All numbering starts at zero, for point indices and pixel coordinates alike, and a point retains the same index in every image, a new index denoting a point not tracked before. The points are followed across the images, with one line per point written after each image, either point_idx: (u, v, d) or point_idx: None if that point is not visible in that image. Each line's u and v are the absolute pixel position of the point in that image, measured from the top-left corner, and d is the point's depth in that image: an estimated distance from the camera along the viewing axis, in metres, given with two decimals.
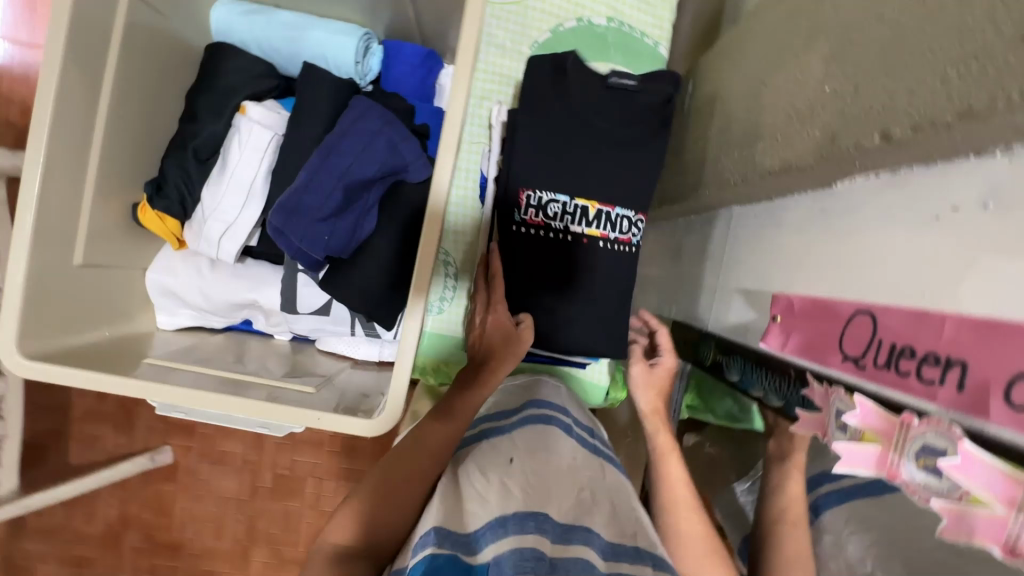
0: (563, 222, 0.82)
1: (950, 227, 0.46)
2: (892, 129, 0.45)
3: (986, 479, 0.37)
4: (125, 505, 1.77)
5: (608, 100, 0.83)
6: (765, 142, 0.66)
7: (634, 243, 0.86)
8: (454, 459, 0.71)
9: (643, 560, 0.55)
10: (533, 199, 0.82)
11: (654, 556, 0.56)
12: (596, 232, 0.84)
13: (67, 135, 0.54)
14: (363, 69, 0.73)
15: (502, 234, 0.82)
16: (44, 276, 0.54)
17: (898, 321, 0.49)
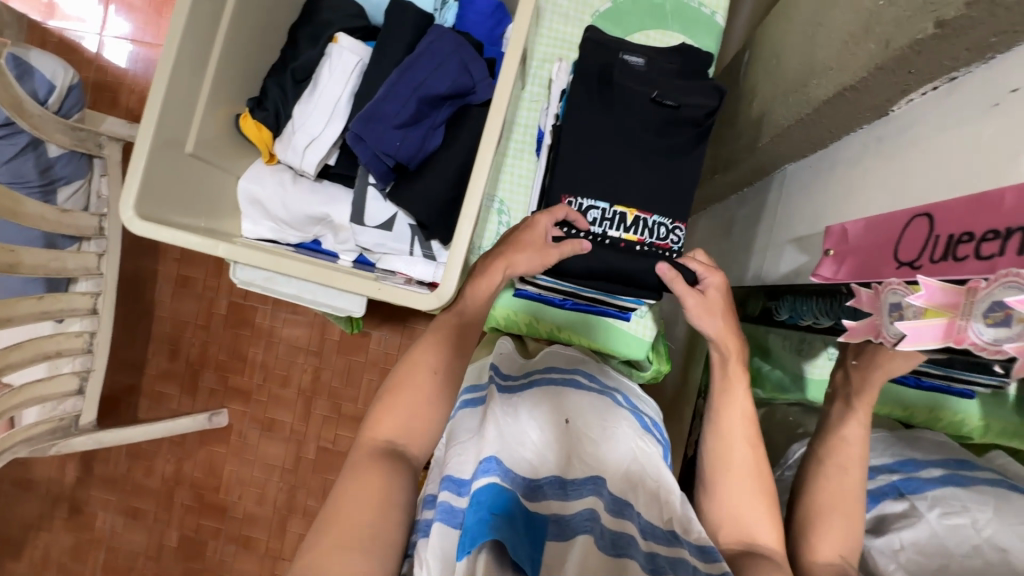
0: (601, 227, 0.81)
1: (1010, 109, 0.46)
2: (946, 13, 0.47)
3: None
4: (181, 462, 1.88)
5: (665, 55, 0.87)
6: (820, 75, 0.68)
7: (673, 250, 0.82)
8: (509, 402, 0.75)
9: (677, 542, 0.62)
10: (573, 205, 0.81)
11: (687, 540, 0.62)
12: (633, 238, 0.82)
13: (195, 38, 0.64)
14: (440, 18, 0.80)
15: None
16: (160, 155, 0.64)
17: (957, 212, 0.49)
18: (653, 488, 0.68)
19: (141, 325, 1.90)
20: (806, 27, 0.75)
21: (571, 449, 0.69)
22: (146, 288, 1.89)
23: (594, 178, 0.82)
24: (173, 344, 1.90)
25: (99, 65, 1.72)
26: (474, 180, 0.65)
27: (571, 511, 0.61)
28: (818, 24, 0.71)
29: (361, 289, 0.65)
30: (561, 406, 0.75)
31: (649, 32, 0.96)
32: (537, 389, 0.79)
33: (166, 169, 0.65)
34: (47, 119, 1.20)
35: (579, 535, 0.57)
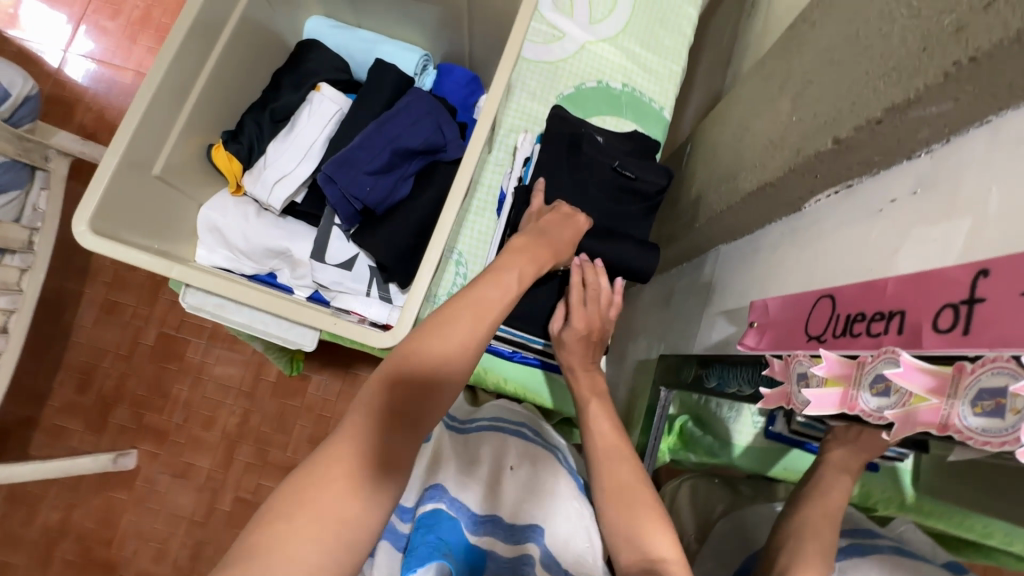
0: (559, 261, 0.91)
1: (890, 214, 0.56)
2: (840, 133, 0.57)
3: (924, 379, 0.40)
4: (72, 508, 1.68)
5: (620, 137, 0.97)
6: (747, 171, 0.78)
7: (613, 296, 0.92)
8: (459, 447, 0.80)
9: None
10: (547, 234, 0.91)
11: None
12: None
13: (180, 69, 0.67)
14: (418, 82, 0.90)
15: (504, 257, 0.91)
16: (126, 174, 0.64)
17: (853, 295, 0.57)
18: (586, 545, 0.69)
19: (53, 350, 1.75)
20: (736, 130, 0.87)
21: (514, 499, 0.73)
22: (66, 311, 1.76)
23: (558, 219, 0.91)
24: (86, 374, 1.75)
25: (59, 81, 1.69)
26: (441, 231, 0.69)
27: (512, 555, 0.65)
28: (746, 129, 0.83)
29: (316, 321, 0.65)
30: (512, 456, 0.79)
31: (605, 117, 1.07)
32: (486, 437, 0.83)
33: (129, 188, 0.65)
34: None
35: None
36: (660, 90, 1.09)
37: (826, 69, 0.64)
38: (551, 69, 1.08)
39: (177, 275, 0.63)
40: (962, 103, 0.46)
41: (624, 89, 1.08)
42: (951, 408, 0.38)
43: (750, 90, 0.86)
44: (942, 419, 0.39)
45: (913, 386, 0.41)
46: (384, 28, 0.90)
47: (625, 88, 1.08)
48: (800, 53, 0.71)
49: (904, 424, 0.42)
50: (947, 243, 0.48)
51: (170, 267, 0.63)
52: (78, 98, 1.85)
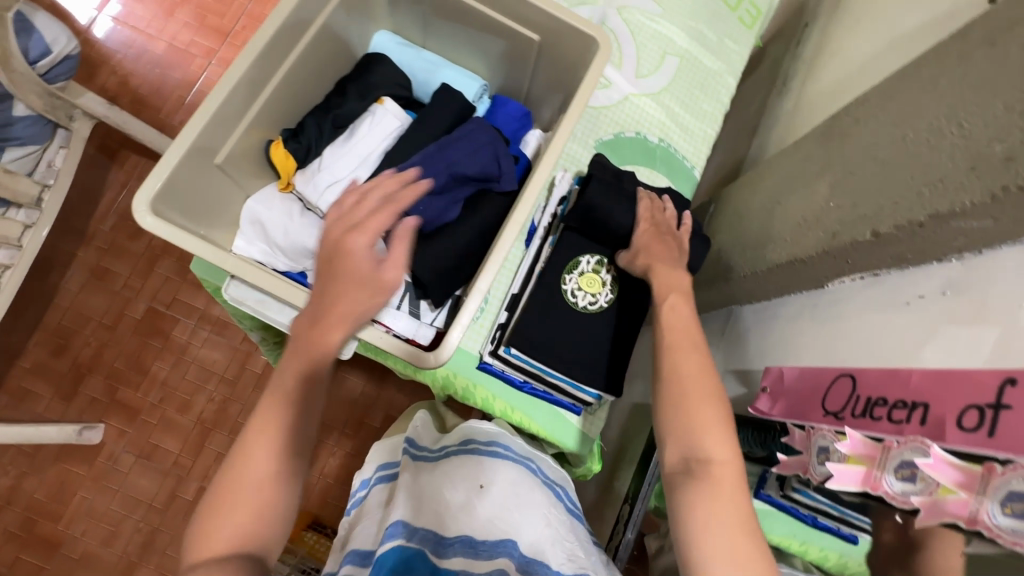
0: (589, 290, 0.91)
1: (917, 309, 0.61)
2: (879, 228, 0.62)
3: (952, 473, 0.44)
4: (24, 477, 1.60)
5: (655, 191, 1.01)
6: (776, 243, 0.83)
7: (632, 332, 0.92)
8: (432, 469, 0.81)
9: None
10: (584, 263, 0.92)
11: None
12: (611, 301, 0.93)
13: (261, 67, 0.68)
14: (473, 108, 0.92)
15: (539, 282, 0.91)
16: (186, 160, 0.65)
17: (874, 380, 0.60)
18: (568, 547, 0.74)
19: (32, 310, 1.68)
20: (767, 202, 0.92)
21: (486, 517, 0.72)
22: (54, 272, 1.71)
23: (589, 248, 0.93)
24: (63, 339, 1.68)
25: None
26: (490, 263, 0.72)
27: (485, 569, 0.65)
28: (778, 203, 0.87)
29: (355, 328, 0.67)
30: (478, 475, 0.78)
31: (639, 167, 1.11)
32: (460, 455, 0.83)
33: (191, 174, 0.66)
34: (27, 80, 1.14)
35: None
36: (693, 150, 1.14)
37: (867, 165, 0.69)
38: (594, 114, 1.12)
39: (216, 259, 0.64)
40: (1000, 223, 0.51)
41: (659, 143, 1.13)
42: (981, 505, 0.42)
43: (785, 166, 0.91)
44: (971, 512, 0.42)
45: (941, 479, 0.44)
46: (448, 53, 0.94)
47: (661, 142, 1.13)
48: (840, 145, 0.77)
49: (930, 511, 0.45)
50: (976, 348, 0.52)
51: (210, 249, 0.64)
52: (104, 61, 1.83)
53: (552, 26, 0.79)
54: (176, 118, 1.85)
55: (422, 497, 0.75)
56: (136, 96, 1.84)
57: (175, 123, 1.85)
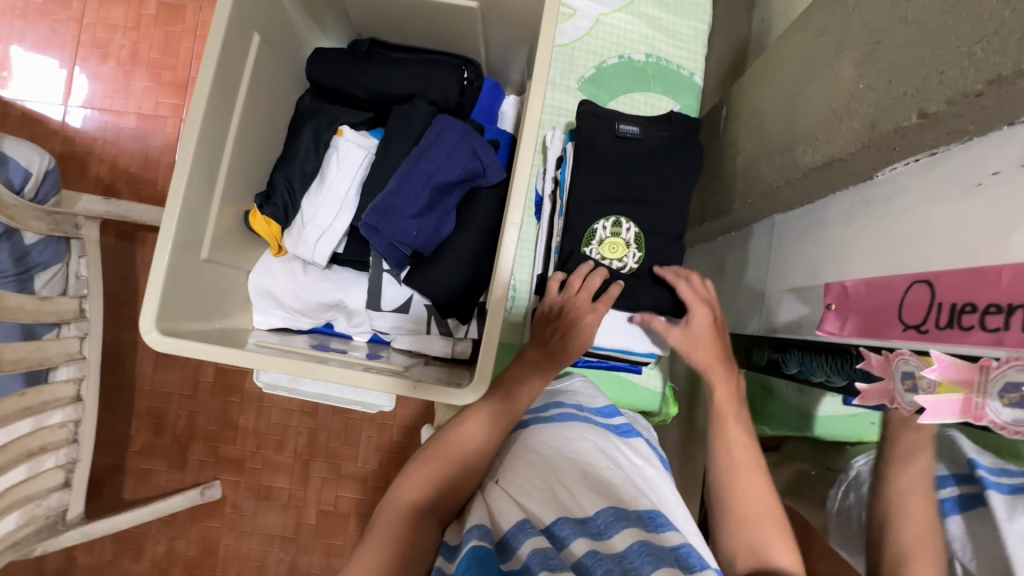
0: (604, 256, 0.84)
1: (991, 190, 0.52)
2: (928, 107, 0.51)
3: None
4: (172, 542, 1.78)
5: (618, 148, 0.86)
6: (805, 144, 0.73)
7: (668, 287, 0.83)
8: (524, 442, 0.75)
9: (643, 523, 0.61)
10: (605, 228, 0.84)
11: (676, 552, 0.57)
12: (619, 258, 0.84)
13: (210, 147, 0.64)
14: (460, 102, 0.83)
15: (565, 263, 0.84)
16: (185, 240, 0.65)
17: (955, 282, 0.53)
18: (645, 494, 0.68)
19: (121, 400, 1.80)
20: (784, 94, 0.80)
21: (570, 489, 0.66)
22: (127, 361, 1.80)
23: (603, 204, 0.84)
24: (157, 418, 1.81)
25: (111, 160, 1.83)
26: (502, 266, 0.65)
27: (612, 550, 0.57)
28: (797, 94, 0.76)
29: (400, 390, 0.65)
30: (563, 446, 0.73)
31: (633, 95, 1.00)
32: (555, 432, 0.75)
33: (182, 273, 0.63)
34: (24, 208, 1.17)
35: (614, 536, 0.59)
36: (687, 54, 1.00)
37: (897, 29, 0.56)
38: (568, 52, 1.00)
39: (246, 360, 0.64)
40: None
41: (647, 60, 1.00)
42: None
43: (796, 49, 0.78)
44: None
45: None
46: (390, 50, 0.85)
47: (650, 59, 1.00)
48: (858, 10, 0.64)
49: None
50: None
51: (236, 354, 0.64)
52: (89, 152, 1.83)
53: None
54: None
55: (517, 477, 0.69)
56: (129, 175, 1.84)
57: None
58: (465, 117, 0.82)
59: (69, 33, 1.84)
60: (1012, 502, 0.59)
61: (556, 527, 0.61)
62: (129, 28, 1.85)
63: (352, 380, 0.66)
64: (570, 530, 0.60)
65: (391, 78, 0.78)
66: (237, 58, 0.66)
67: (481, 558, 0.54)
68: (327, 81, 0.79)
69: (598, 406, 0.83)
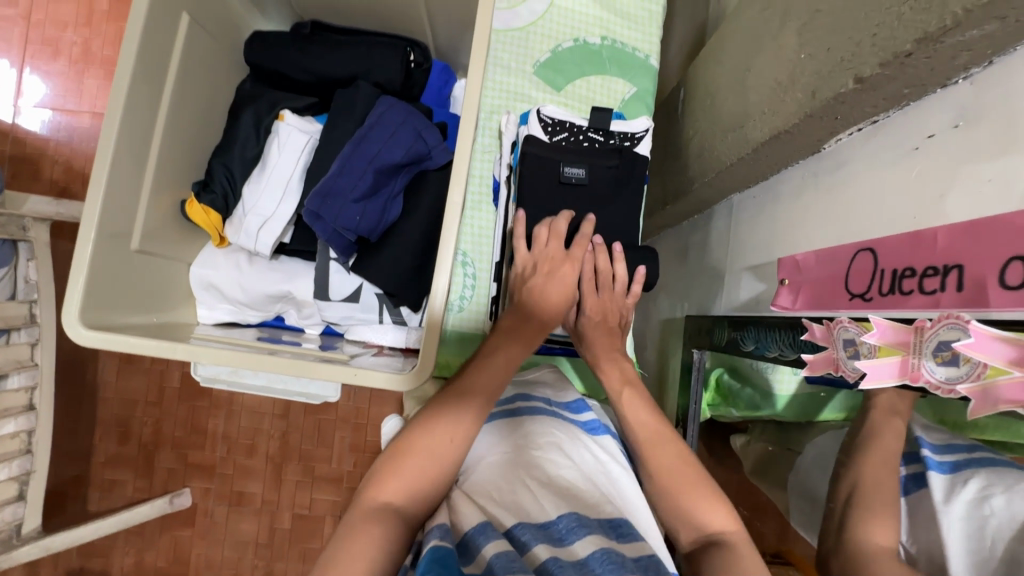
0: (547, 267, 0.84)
1: (928, 154, 0.51)
2: (863, 71, 0.51)
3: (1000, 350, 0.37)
4: (141, 553, 1.73)
5: None
6: (755, 119, 0.72)
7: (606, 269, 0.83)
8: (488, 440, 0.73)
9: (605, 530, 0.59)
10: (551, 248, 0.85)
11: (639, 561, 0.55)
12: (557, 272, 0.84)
13: (136, 132, 0.61)
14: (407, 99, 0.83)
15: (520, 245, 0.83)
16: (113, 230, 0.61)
17: (897, 248, 0.52)
18: (610, 498, 0.65)
19: (83, 409, 1.74)
20: (734, 72, 0.80)
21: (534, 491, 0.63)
22: (87, 368, 1.74)
23: None
24: (122, 426, 1.76)
25: (65, 161, 1.77)
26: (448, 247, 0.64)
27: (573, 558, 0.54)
28: (747, 69, 0.75)
29: (345, 379, 0.63)
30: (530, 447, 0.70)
31: (589, 78, 0.99)
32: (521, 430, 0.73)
33: (110, 264, 0.61)
34: None
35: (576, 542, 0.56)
36: (642, 36, 1.00)
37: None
38: (522, 36, 0.98)
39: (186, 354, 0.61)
40: (1011, 21, 0.40)
41: (603, 42, 0.99)
42: None
43: (744, 25, 0.78)
44: None
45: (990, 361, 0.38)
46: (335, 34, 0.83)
47: (606, 41, 0.99)
48: None
49: (982, 399, 0.39)
50: (1004, 183, 0.43)
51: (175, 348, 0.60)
52: (42, 154, 1.77)
53: None
54: None
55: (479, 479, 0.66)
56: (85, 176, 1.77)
57: None
58: (413, 101, 0.80)
59: (16, 30, 1.77)
60: (951, 484, 0.58)
61: (517, 533, 0.57)
62: (81, 25, 1.79)
63: (295, 371, 0.63)
64: (531, 535, 0.57)
65: (335, 59, 0.75)
66: (164, 39, 0.63)
67: (440, 561, 0.49)
68: (267, 66, 0.76)
69: (568, 399, 0.81)
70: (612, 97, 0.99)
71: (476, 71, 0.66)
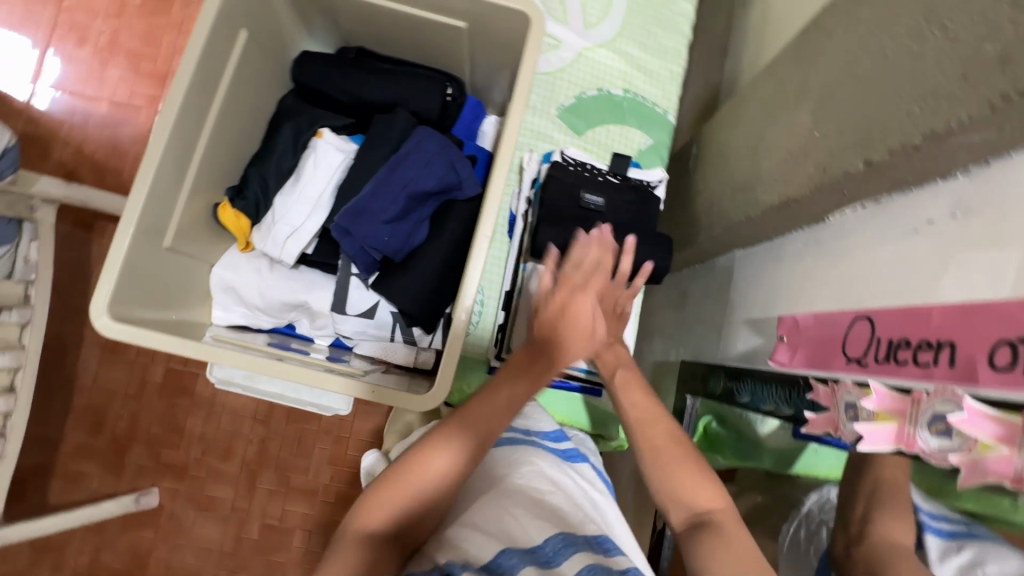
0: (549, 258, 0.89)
1: (925, 237, 0.56)
2: (872, 157, 0.56)
3: (990, 428, 0.41)
4: (98, 552, 1.66)
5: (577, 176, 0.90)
6: (764, 184, 0.78)
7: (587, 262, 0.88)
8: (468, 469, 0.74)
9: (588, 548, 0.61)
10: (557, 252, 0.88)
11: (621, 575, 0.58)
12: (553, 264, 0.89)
13: (184, 135, 0.64)
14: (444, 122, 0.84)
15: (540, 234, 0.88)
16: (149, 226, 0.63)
17: (892, 320, 0.57)
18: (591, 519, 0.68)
19: (58, 396, 1.70)
20: (748, 137, 0.85)
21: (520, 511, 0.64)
22: (69, 354, 1.71)
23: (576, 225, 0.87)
24: (97, 417, 1.71)
25: (76, 145, 1.78)
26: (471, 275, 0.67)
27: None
28: (760, 137, 0.81)
29: (358, 394, 0.64)
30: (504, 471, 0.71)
31: (609, 126, 1.04)
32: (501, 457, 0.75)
33: (141, 258, 0.62)
34: None
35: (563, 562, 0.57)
36: (662, 93, 1.06)
37: (847, 85, 0.62)
38: (550, 80, 1.04)
39: (199, 352, 0.61)
40: (1007, 132, 0.45)
41: (625, 95, 1.05)
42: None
43: (760, 97, 0.84)
44: (1016, 470, 0.40)
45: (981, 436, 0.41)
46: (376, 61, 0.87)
47: (628, 94, 1.05)
48: (815, 66, 0.69)
49: (971, 471, 0.43)
50: (995, 273, 0.47)
51: (188, 345, 0.61)
52: (54, 136, 1.77)
53: (473, 9, 0.70)
54: None
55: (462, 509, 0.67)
56: (95, 162, 1.78)
57: None
58: (447, 132, 0.84)
59: (47, 14, 1.80)
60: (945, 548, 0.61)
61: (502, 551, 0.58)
62: (111, 16, 1.83)
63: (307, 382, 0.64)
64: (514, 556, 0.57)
65: (377, 85, 0.79)
66: (222, 50, 0.66)
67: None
68: (310, 84, 0.79)
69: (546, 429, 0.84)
70: (629, 146, 1.04)
71: (516, 112, 0.70)
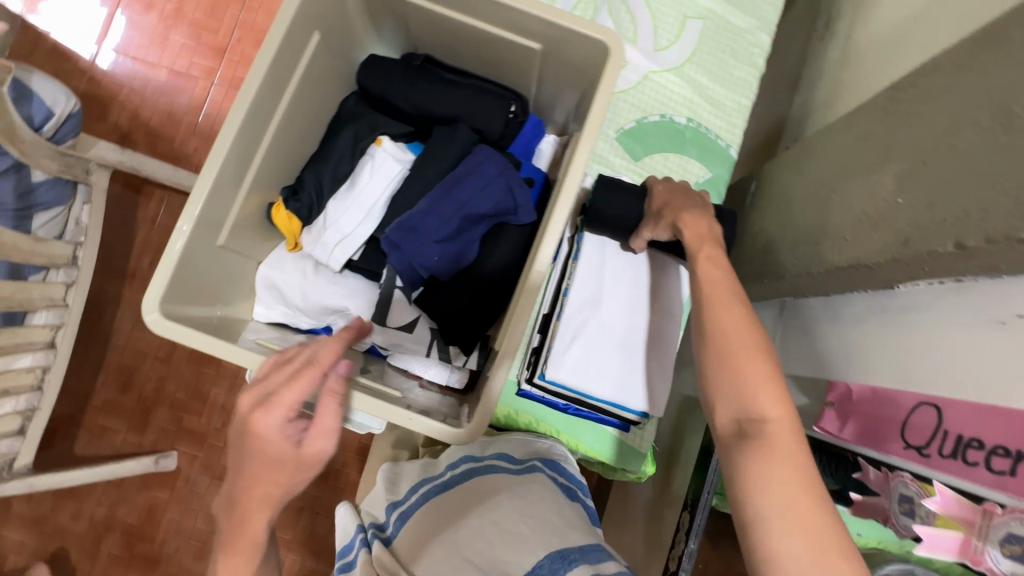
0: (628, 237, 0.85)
1: (1013, 333, 0.52)
2: (966, 240, 0.52)
3: None
4: (115, 505, 1.72)
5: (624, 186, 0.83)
6: (832, 241, 0.74)
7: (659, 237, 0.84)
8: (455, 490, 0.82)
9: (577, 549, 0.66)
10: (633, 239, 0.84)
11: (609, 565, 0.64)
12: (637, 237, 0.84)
13: (250, 135, 0.63)
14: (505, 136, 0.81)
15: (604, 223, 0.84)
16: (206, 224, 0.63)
17: (965, 414, 0.53)
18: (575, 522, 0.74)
19: (93, 351, 1.75)
20: (817, 187, 0.81)
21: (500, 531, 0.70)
22: (106, 312, 1.76)
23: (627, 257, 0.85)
24: (126, 376, 1.76)
25: (132, 108, 1.81)
26: (522, 308, 0.65)
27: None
28: (832, 190, 0.77)
29: None
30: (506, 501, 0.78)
31: (668, 155, 1.01)
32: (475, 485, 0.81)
33: (195, 255, 0.62)
34: (40, 146, 1.14)
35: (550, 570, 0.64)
36: (727, 125, 1.02)
37: (944, 155, 0.58)
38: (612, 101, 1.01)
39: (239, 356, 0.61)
40: None
41: (688, 123, 1.01)
42: None
43: (836, 147, 0.80)
44: None
45: None
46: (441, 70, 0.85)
47: (691, 123, 1.01)
48: (906, 126, 0.65)
49: None
50: None
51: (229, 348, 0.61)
52: (112, 97, 1.81)
53: (552, 32, 0.68)
54: (190, 146, 1.81)
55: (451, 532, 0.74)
56: (149, 128, 1.81)
57: (191, 151, 1.82)
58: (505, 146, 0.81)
59: None
60: None
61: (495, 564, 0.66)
62: None
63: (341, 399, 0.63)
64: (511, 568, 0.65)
65: (441, 97, 0.77)
66: (294, 52, 0.66)
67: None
68: (374, 87, 0.78)
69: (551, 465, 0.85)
70: (686, 177, 1.01)
71: (589, 136, 0.65)
